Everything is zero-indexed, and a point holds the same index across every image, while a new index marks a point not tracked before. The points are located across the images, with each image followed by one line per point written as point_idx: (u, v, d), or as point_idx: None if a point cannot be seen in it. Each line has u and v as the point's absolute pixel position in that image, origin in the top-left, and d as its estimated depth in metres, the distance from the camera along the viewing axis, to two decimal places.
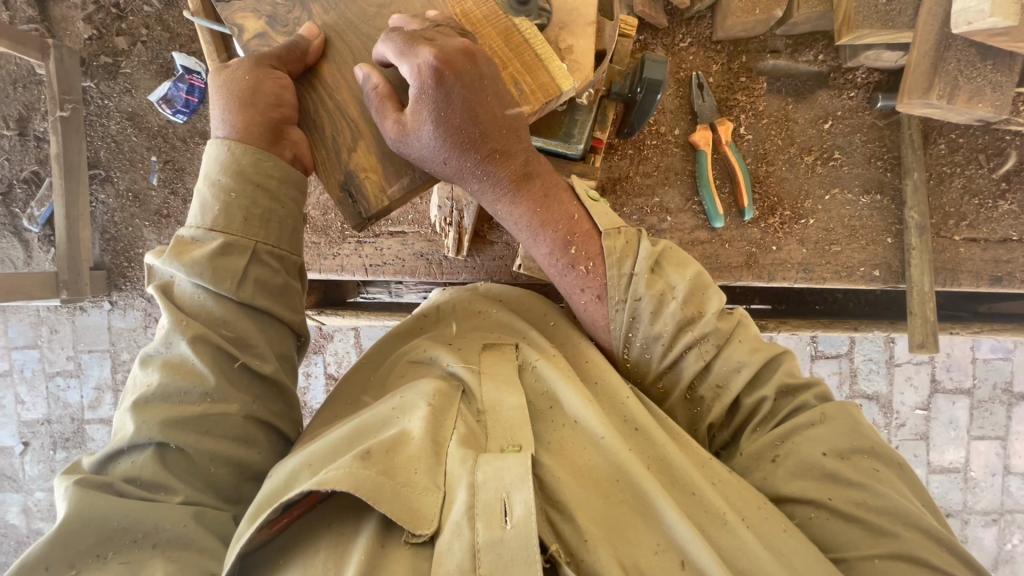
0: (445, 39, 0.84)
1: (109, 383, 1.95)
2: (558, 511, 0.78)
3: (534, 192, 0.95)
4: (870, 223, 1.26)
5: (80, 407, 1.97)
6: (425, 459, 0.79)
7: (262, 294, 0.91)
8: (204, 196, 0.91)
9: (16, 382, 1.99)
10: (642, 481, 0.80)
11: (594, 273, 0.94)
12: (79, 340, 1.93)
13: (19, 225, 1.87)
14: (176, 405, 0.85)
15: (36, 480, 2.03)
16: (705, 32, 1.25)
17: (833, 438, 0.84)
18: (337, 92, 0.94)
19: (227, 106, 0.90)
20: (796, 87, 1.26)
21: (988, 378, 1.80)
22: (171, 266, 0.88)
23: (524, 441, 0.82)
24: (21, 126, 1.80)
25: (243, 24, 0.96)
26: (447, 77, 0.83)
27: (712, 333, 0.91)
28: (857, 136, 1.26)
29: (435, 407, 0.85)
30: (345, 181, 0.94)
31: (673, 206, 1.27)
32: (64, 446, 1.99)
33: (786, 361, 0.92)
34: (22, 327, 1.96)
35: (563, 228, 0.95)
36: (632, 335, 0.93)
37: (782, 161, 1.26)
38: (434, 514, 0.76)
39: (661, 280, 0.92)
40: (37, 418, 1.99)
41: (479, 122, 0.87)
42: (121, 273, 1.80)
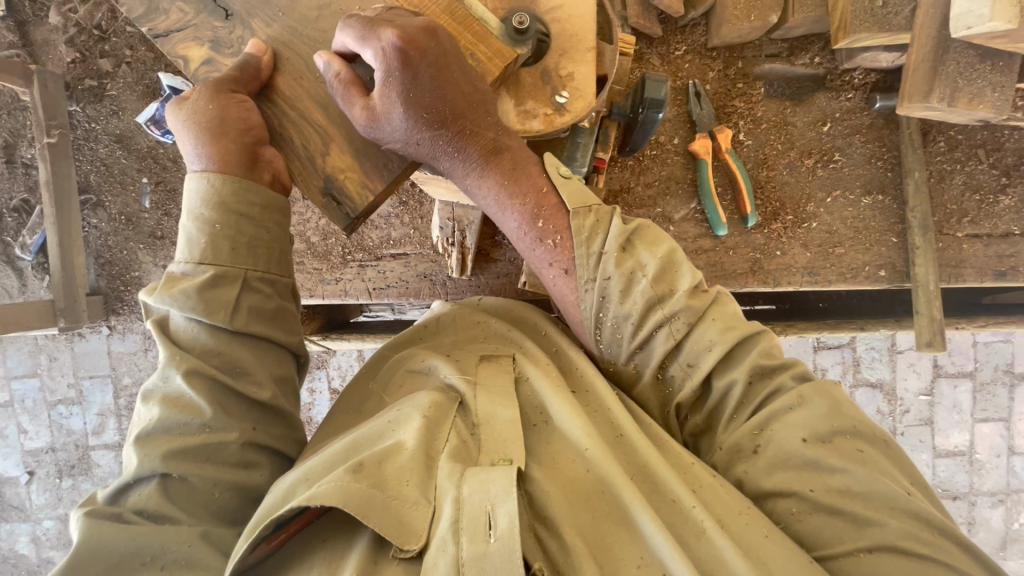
0: (405, 19, 0.84)
1: (112, 409, 1.92)
2: (542, 523, 0.78)
3: (503, 165, 0.91)
4: (873, 224, 1.26)
5: (83, 434, 1.95)
6: (416, 471, 0.79)
7: (256, 321, 0.90)
8: (189, 231, 0.89)
9: (18, 412, 1.97)
10: (623, 492, 0.79)
11: (562, 247, 0.91)
12: (79, 367, 1.91)
13: (12, 254, 1.85)
14: (177, 436, 0.85)
15: (44, 509, 2.00)
16: (700, 39, 1.25)
17: (813, 421, 0.81)
18: (298, 101, 0.93)
19: (197, 138, 0.89)
20: (794, 90, 1.26)
21: (989, 361, 1.81)
22: (163, 301, 0.87)
23: (515, 455, 0.82)
24: (8, 154, 1.78)
25: (188, 54, 0.96)
26: (413, 56, 0.82)
27: (683, 311, 0.86)
28: (857, 137, 1.26)
29: (430, 418, 0.85)
30: (324, 186, 0.93)
31: (675, 215, 1.27)
32: (69, 473, 1.97)
33: (768, 342, 0.89)
34: (21, 356, 1.94)
35: (531, 202, 0.92)
36: (602, 315, 0.90)
37: (783, 166, 1.26)
38: (422, 529, 0.75)
39: (631, 257, 0.87)
40: (41, 446, 1.97)
41: (447, 99, 0.86)
42: (118, 298, 1.78)
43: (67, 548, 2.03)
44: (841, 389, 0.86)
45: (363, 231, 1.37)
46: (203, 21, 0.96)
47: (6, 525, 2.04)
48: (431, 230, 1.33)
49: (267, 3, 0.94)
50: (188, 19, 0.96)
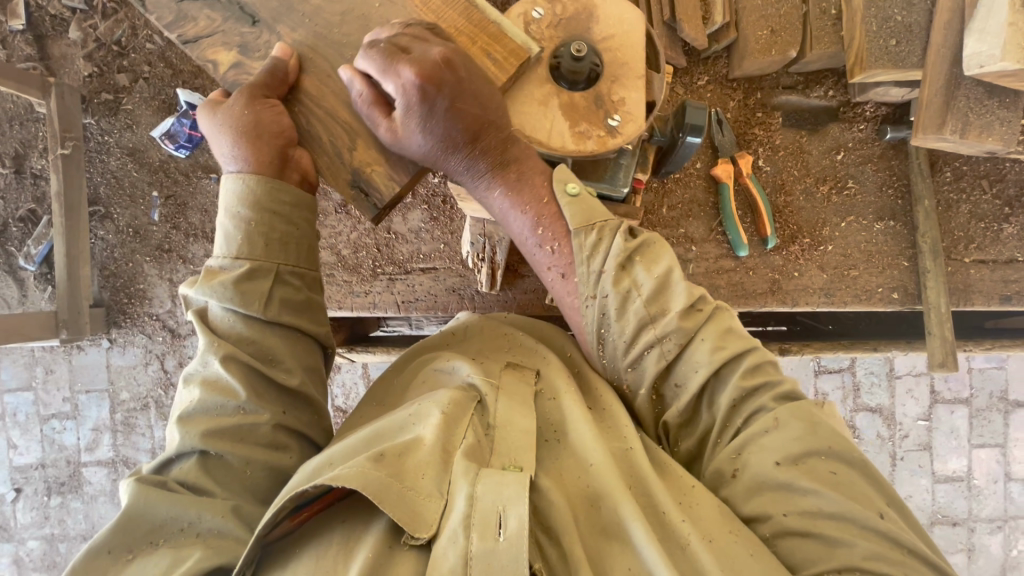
0: (419, 47, 0.87)
1: (108, 424, 1.88)
2: (541, 529, 0.79)
3: (510, 176, 0.94)
4: (886, 248, 1.31)
5: (76, 450, 1.89)
6: (434, 463, 0.79)
7: (289, 312, 0.92)
8: (226, 226, 0.91)
9: (8, 426, 1.91)
10: (621, 505, 0.79)
11: (562, 252, 0.93)
12: (76, 380, 1.87)
13: (15, 265, 1.83)
14: (215, 416, 0.86)
15: (29, 529, 1.93)
16: (721, 70, 1.31)
17: (786, 443, 0.81)
18: (324, 101, 0.95)
19: (231, 142, 0.90)
20: (808, 120, 1.32)
21: (984, 387, 1.86)
22: (203, 292, 0.90)
23: (526, 463, 0.82)
24: (18, 165, 1.78)
25: (216, 58, 0.98)
26: (427, 88, 0.85)
27: (674, 332, 0.85)
28: (869, 165, 1.31)
29: (448, 415, 0.85)
30: (352, 179, 0.94)
31: (697, 236, 1.31)
32: (58, 491, 1.90)
33: (751, 359, 0.86)
34: (16, 368, 1.90)
35: (534, 210, 0.94)
36: (603, 331, 0.90)
37: (799, 191, 1.31)
38: (433, 519, 0.75)
39: (628, 277, 0.88)
40: (31, 462, 1.91)
41: (459, 119, 0.88)
42: (121, 310, 1.77)
43: (50, 570, 1.95)
44: (818, 409, 0.85)
45: (393, 245, 1.39)
46: (230, 28, 0.99)
47: None
48: (462, 245, 1.35)
49: (294, 11, 0.98)
50: (216, 25, 0.99)
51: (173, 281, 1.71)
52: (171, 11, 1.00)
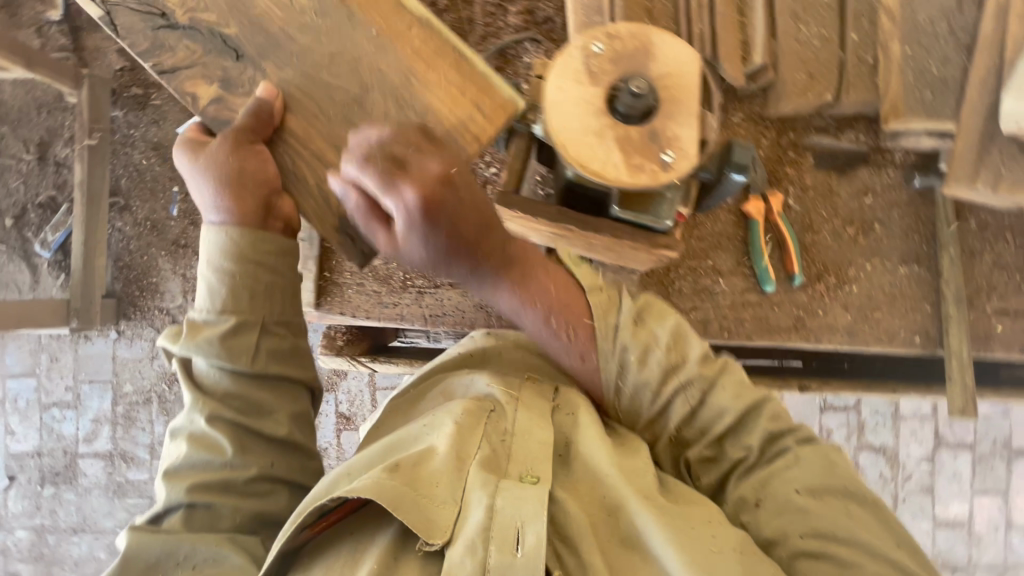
0: (416, 161, 0.74)
1: (108, 416, 1.86)
2: (562, 541, 0.76)
3: (514, 271, 0.88)
4: (908, 292, 1.23)
5: (74, 440, 1.87)
6: (448, 473, 0.79)
7: (275, 362, 0.90)
8: (208, 282, 0.88)
9: (8, 412, 1.89)
10: (640, 515, 0.77)
11: (577, 338, 0.93)
12: (80, 369, 1.87)
13: (30, 250, 1.84)
14: (203, 469, 0.85)
15: (19, 518, 1.89)
16: (756, 108, 1.22)
17: (806, 475, 0.82)
18: (312, 143, 0.92)
19: (212, 188, 0.88)
20: (839, 163, 1.23)
21: (987, 434, 1.86)
22: (187, 350, 0.88)
23: (543, 473, 0.80)
24: (41, 152, 1.80)
25: (196, 91, 0.94)
26: (426, 211, 0.73)
27: (695, 379, 0.89)
28: (896, 211, 1.23)
29: (462, 426, 0.85)
30: (339, 225, 0.93)
31: (724, 268, 1.23)
32: (52, 481, 1.88)
33: (774, 403, 0.90)
34: (21, 353, 1.88)
35: (545, 302, 0.92)
36: (621, 383, 0.92)
37: (827, 231, 1.24)
38: (447, 525, 0.75)
39: (644, 331, 0.91)
40: (27, 450, 1.89)
41: (460, 233, 0.77)
42: (131, 302, 1.80)
43: (38, 562, 1.89)
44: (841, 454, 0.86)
45: None
46: (211, 62, 0.94)
47: None
48: None
49: (281, 48, 0.92)
50: (197, 57, 0.94)
51: (187, 276, 1.75)
52: (146, 39, 0.95)
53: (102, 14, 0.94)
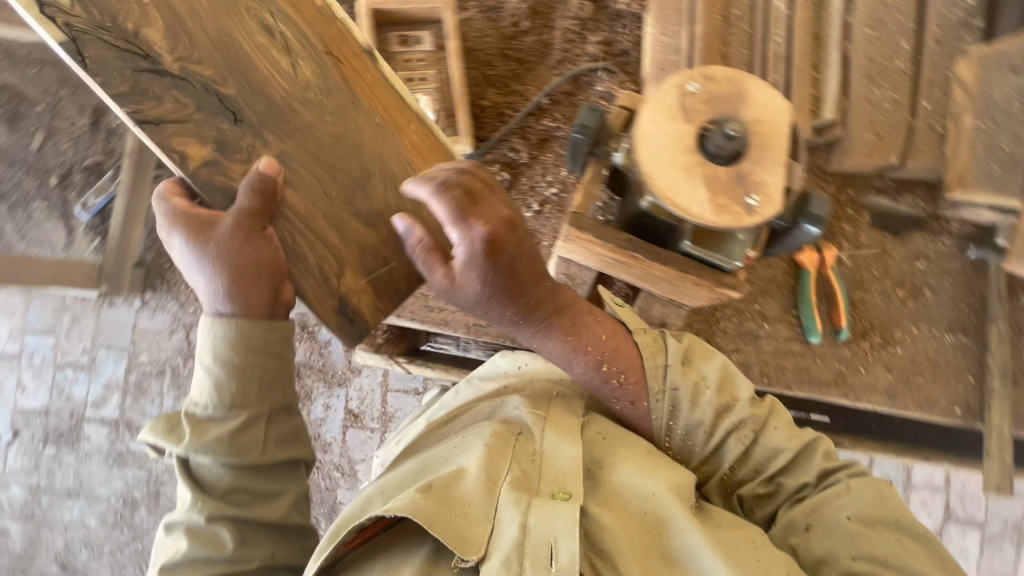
0: (489, 202, 0.84)
1: (120, 383, 1.86)
2: (599, 557, 0.80)
3: (563, 322, 0.94)
4: (952, 361, 1.29)
5: (83, 403, 1.87)
6: (478, 494, 0.83)
7: (281, 449, 0.96)
8: (214, 376, 0.92)
9: (22, 367, 1.89)
10: (686, 534, 0.80)
11: (629, 384, 0.94)
12: (100, 334, 1.87)
13: (69, 211, 1.85)
14: (202, 566, 0.89)
15: (17, 474, 1.89)
16: (819, 161, 1.32)
17: (857, 505, 0.84)
18: (311, 222, 0.98)
19: (216, 274, 0.90)
20: (894, 224, 1.32)
21: (999, 514, 1.82)
22: (190, 450, 0.91)
23: (574, 489, 0.84)
24: (96, 117, 1.85)
25: (186, 150, 0.94)
26: (497, 247, 0.82)
27: (749, 420, 0.91)
28: (946, 279, 1.31)
29: (491, 448, 0.89)
30: (338, 307, 1.00)
31: (771, 314, 1.31)
32: (55, 441, 1.87)
33: (825, 442, 0.93)
34: (43, 311, 1.89)
35: (594, 350, 0.94)
36: (673, 424, 0.94)
37: (876, 290, 1.32)
38: (481, 542, 0.79)
39: (693, 371, 0.95)
40: (34, 407, 1.89)
41: (520, 276, 0.87)
42: (160, 272, 1.81)
43: (27, 521, 1.87)
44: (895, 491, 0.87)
45: None
46: (204, 120, 0.95)
47: None
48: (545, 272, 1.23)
49: (283, 119, 0.97)
50: (188, 113, 0.94)
51: None
52: (124, 81, 0.91)
53: (66, 41, 0.89)
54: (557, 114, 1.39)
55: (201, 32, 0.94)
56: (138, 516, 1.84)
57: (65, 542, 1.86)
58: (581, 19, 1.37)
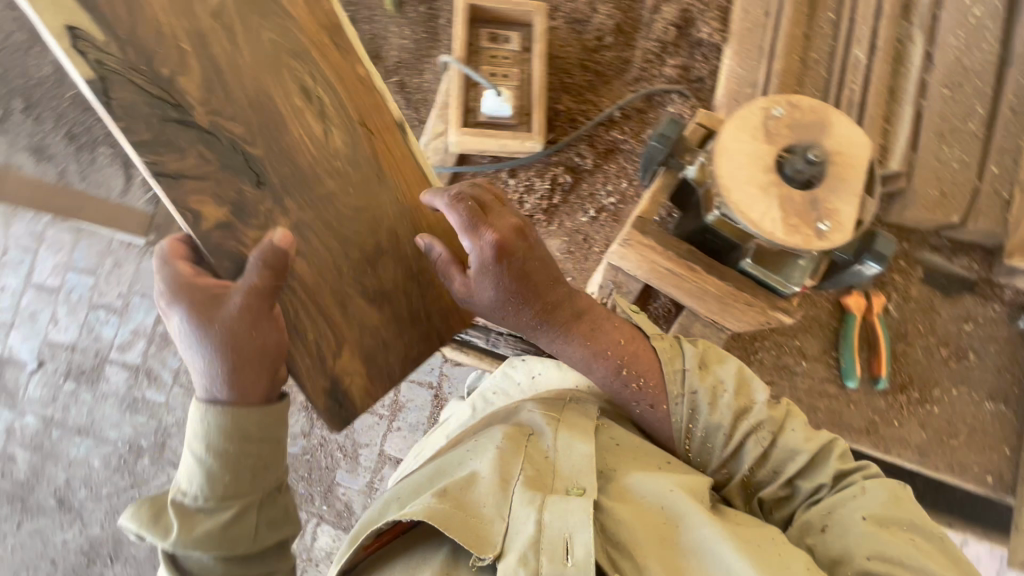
0: (495, 215, 0.95)
1: (147, 331, 1.91)
2: (615, 550, 0.86)
3: (582, 327, 1.04)
4: (988, 429, 1.41)
5: (109, 345, 1.92)
6: (493, 493, 0.90)
7: (270, 531, 0.95)
8: (207, 467, 0.89)
9: (59, 301, 1.95)
10: (701, 527, 0.86)
11: (654, 387, 1.02)
12: (138, 281, 1.93)
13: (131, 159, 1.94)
14: None
15: (34, 404, 1.92)
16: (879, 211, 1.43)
17: (871, 505, 0.88)
18: (317, 295, 1.01)
19: (218, 356, 0.87)
20: (948, 283, 1.45)
21: None
22: (178, 547, 0.88)
23: (587, 485, 0.91)
24: None
25: (201, 210, 0.91)
26: (505, 256, 0.92)
27: (766, 421, 0.98)
28: (992, 344, 1.44)
29: (504, 450, 0.96)
30: (329, 389, 1.04)
31: (810, 352, 1.43)
32: (76, 377, 1.92)
33: (840, 443, 0.98)
34: (89, 251, 1.95)
35: (613, 356, 1.04)
36: (693, 426, 1.01)
37: (920, 346, 1.44)
38: (497, 540, 0.85)
39: (711, 375, 1.03)
40: (63, 341, 1.94)
41: (531, 284, 0.97)
42: None
43: (35, 452, 1.90)
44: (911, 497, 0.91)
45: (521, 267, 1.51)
46: (226, 178, 0.93)
47: None
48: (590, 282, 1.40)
49: (306, 185, 0.99)
50: (211, 170, 0.92)
51: None
52: (149, 129, 0.87)
53: (94, 79, 0.83)
54: (624, 128, 1.54)
55: (240, 91, 0.94)
56: (141, 464, 1.87)
57: (67, 478, 1.88)
58: (663, 43, 1.54)
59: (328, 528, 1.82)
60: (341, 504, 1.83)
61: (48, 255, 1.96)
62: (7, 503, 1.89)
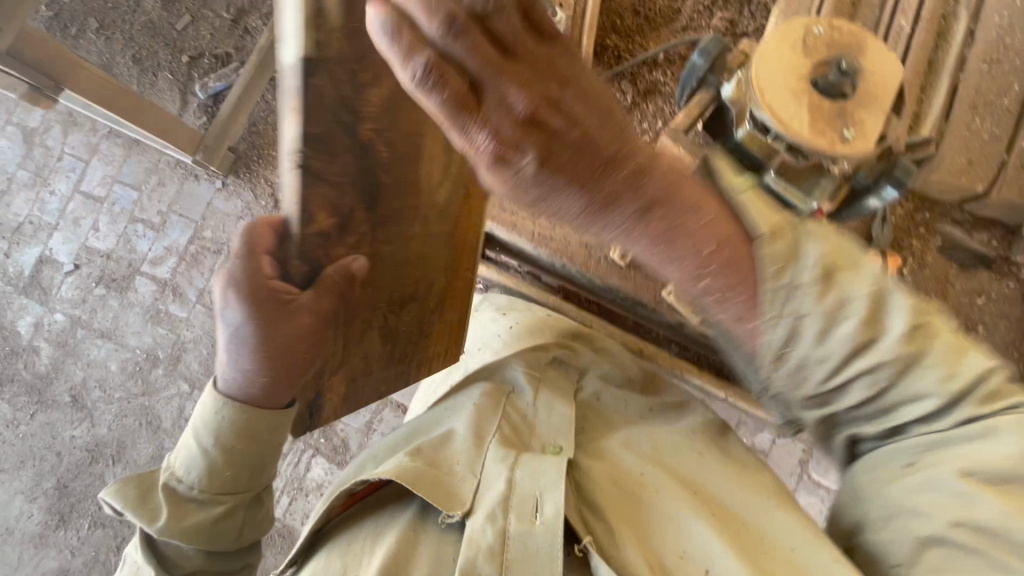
0: (495, 93, 0.64)
1: (180, 249, 1.99)
2: (590, 511, 0.92)
3: (656, 223, 0.71)
4: None
5: (142, 258, 2.01)
6: (468, 449, 0.98)
7: (251, 527, 1.02)
8: (212, 461, 0.95)
9: (102, 211, 2.04)
10: (671, 497, 0.93)
11: (739, 303, 0.74)
12: (177, 201, 2.01)
13: (189, 87, 2.03)
14: None
15: (65, 303, 2.01)
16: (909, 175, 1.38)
17: (985, 454, 0.78)
18: (357, 316, 0.98)
19: (261, 362, 0.91)
20: (962, 256, 1.43)
21: None
22: (162, 530, 0.94)
23: (563, 444, 1.00)
24: (237, 17, 2.05)
25: (316, 215, 0.78)
26: (511, 161, 0.66)
27: (890, 358, 0.77)
28: (1004, 322, 1.42)
29: (482, 407, 1.07)
30: (312, 401, 1.02)
31: None
32: (107, 284, 2.00)
33: (991, 381, 0.80)
34: (137, 168, 2.05)
35: (697, 261, 0.72)
36: (790, 351, 0.76)
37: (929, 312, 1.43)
38: (467, 498, 0.90)
39: (836, 291, 0.74)
40: (100, 248, 2.03)
41: (561, 188, 0.68)
42: (247, 163, 1.97)
43: (58, 348, 1.99)
44: None
45: None
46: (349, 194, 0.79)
47: (22, 300, 2.04)
48: None
49: (397, 216, 0.89)
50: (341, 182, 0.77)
51: None
52: (322, 123, 0.69)
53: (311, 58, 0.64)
54: (666, 72, 1.57)
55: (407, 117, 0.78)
56: (155, 373, 1.94)
57: (84, 377, 1.97)
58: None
59: (322, 461, 1.87)
60: (338, 439, 1.86)
61: (98, 166, 2.06)
62: (27, 392, 1.98)
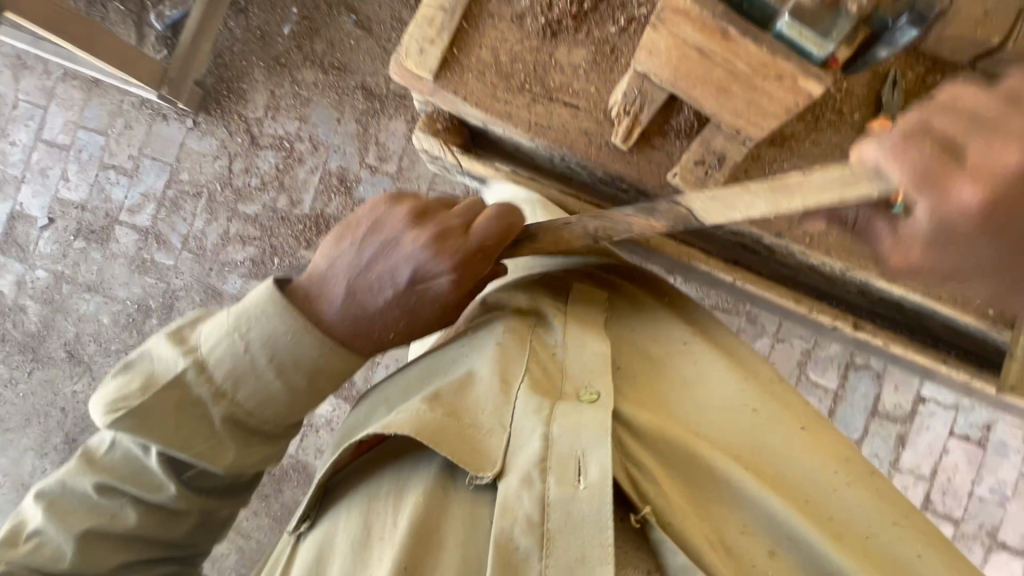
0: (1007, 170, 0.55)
1: (157, 196, 1.91)
2: (638, 470, 0.77)
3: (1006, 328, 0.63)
4: None
5: (119, 207, 1.92)
6: (494, 399, 0.78)
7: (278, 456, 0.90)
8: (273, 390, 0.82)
9: (70, 159, 1.94)
10: (734, 472, 0.77)
11: None
12: (148, 144, 1.91)
13: (144, 18, 1.87)
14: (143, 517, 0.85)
15: (45, 259, 1.95)
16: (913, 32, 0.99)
17: None
18: None
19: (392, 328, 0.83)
20: None
21: (977, 516, 1.56)
22: (212, 456, 0.82)
23: (602, 390, 0.79)
24: None
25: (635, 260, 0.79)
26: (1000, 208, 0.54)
27: None
28: None
29: (505, 347, 0.83)
30: None
31: None
32: (86, 236, 1.93)
33: None
34: (100, 111, 1.92)
35: None
36: None
37: None
38: (497, 456, 0.74)
39: None
40: (74, 200, 1.94)
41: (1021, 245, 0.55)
42: (216, 98, 1.86)
43: (45, 305, 1.95)
44: None
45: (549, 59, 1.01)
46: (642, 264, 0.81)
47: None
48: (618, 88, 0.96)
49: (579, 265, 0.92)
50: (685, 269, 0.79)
51: (275, 93, 1.83)
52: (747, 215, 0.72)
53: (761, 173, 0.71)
54: None
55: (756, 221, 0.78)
56: (149, 323, 1.91)
57: (77, 332, 1.93)
58: None
59: (329, 397, 1.88)
60: None
61: (58, 111, 1.94)
62: (20, 351, 1.96)
